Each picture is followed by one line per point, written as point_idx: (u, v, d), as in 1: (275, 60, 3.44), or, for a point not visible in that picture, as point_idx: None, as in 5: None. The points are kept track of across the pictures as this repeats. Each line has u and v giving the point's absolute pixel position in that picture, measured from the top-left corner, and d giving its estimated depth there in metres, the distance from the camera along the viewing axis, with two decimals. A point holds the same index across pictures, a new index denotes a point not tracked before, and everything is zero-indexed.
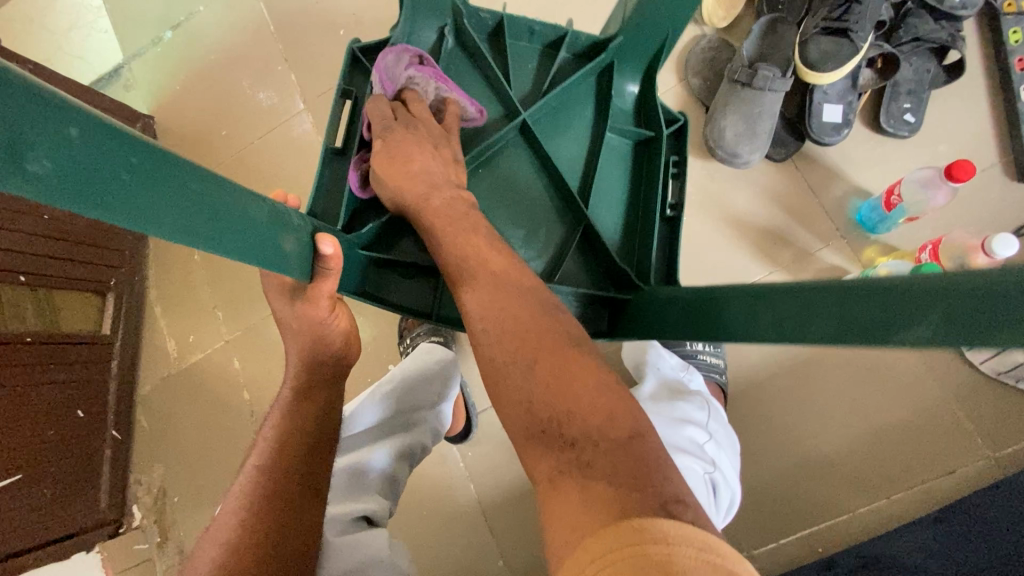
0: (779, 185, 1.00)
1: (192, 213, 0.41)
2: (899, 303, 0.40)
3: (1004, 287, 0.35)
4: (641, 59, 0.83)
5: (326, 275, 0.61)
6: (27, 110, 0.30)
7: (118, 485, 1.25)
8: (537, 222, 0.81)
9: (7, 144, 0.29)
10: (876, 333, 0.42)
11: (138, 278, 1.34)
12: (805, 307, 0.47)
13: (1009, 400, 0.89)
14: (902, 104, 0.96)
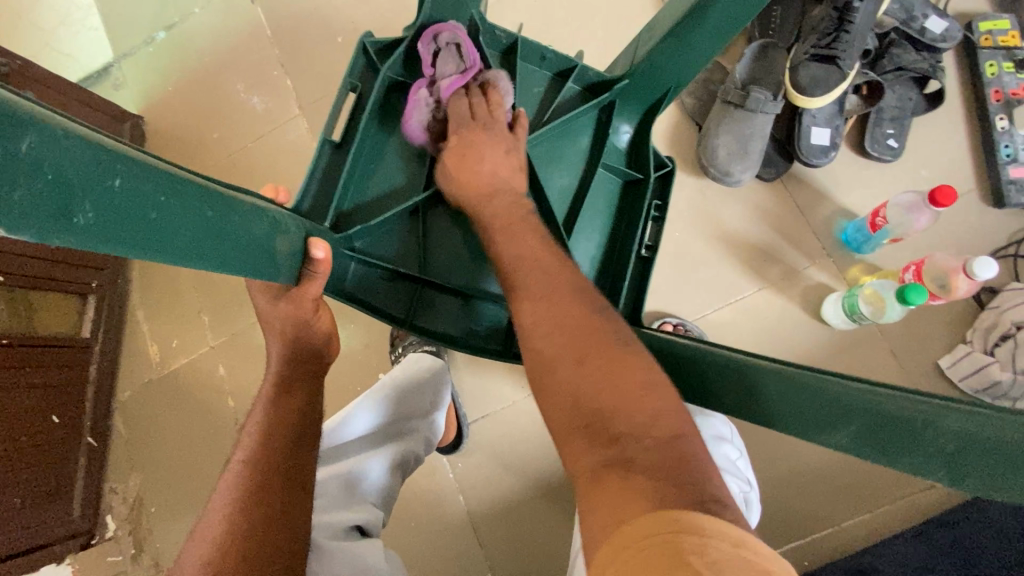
0: (768, 203, 1.03)
1: (204, 240, 0.42)
2: (903, 428, 0.39)
3: (921, 422, 0.38)
4: (644, 100, 0.82)
5: (314, 279, 0.60)
6: (77, 166, 0.31)
7: (92, 495, 1.21)
8: None
9: (56, 201, 0.30)
10: (803, 426, 0.44)
11: (121, 281, 1.31)
12: (792, 401, 0.45)
13: None
14: (886, 130, 1.00)
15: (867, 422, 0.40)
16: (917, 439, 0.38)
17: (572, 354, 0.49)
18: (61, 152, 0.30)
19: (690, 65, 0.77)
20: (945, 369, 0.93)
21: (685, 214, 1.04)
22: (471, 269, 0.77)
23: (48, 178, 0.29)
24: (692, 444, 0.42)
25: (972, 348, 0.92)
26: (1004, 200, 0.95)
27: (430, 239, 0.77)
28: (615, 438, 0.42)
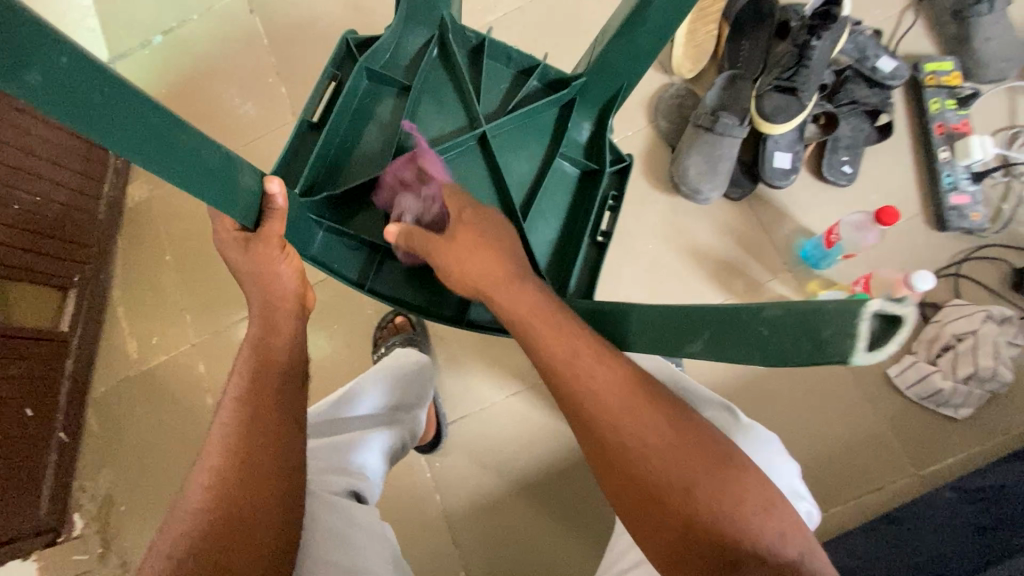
0: (734, 220, 1.11)
1: (151, 143, 0.47)
2: (729, 329, 0.46)
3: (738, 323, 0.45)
4: (598, 102, 0.89)
5: (274, 214, 0.64)
6: (28, 35, 0.36)
7: (61, 492, 1.19)
8: None
9: (11, 60, 0.36)
10: (667, 350, 0.53)
11: (103, 276, 1.31)
12: (660, 330, 0.53)
13: (933, 424, 0.99)
14: (841, 157, 1.09)
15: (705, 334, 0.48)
16: (741, 334, 0.46)
17: (679, 479, 0.53)
18: (18, 22, 0.35)
19: (635, 68, 0.82)
20: (894, 378, 1.00)
21: (658, 228, 1.11)
22: None
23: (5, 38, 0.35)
24: (809, 561, 0.52)
25: (917, 358, 0.99)
26: (946, 224, 1.04)
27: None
28: (733, 562, 0.50)
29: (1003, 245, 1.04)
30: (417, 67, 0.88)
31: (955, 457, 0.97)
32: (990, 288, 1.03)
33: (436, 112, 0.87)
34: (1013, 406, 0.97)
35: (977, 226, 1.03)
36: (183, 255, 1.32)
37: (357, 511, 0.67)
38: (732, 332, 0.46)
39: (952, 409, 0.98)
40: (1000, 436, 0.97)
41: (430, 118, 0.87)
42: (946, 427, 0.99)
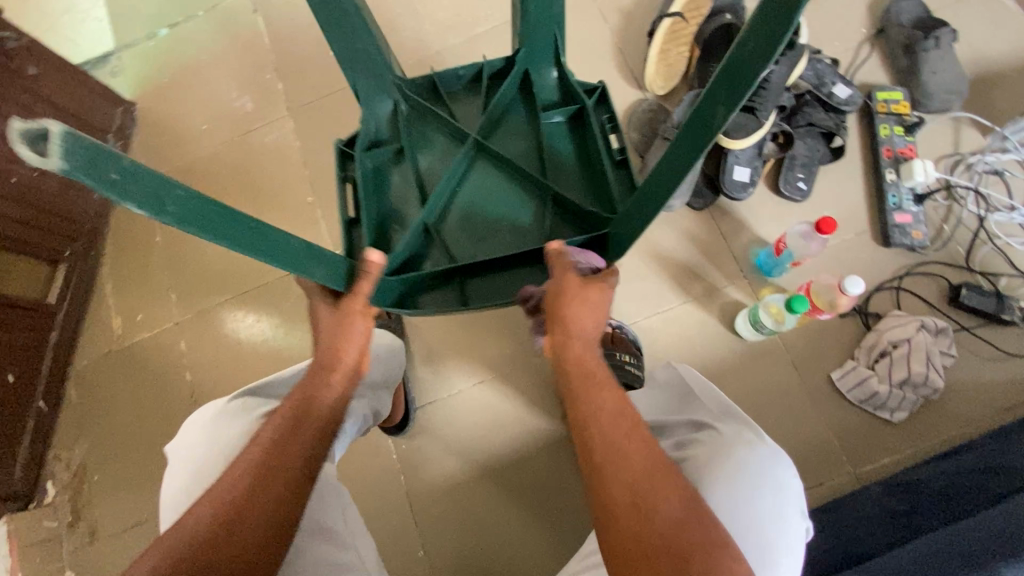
0: (696, 228, 1.18)
1: (253, 239, 0.57)
2: (735, 75, 0.49)
3: (736, 62, 0.48)
4: (548, 54, 0.96)
5: (367, 276, 0.73)
6: (162, 183, 0.47)
7: (36, 459, 1.23)
8: (516, 208, 0.96)
9: (156, 200, 0.47)
10: (703, 139, 0.56)
11: (93, 253, 1.36)
12: (695, 128, 0.57)
13: (870, 425, 1.05)
14: (797, 174, 1.16)
15: (722, 93, 0.51)
16: (739, 71, 0.48)
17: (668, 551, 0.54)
18: (150, 177, 0.46)
19: (555, 18, 0.90)
20: (836, 380, 1.07)
21: None
22: (496, 239, 0.94)
23: (155, 186, 0.46)
24: None
25: (857, 363, 1.06)
26: (890, 239, 1.11)
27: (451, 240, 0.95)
28: None
29: (943, 262, 1.12)
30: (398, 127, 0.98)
31: (889, 458, 1.03)
32: (929, 302, 1.10)
33: (436, 151, 0.98)
34: (945, 413, 1.04)
35: (919, 243, 1.11)
36: (172, 238, 1.38)
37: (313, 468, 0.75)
38: (737, 75, 0.49)
39: (887, 413, 1.04)
40: (932, 440, 1.03)
41: (434, 159, 0.98)
42: (882, 430, 1.05)
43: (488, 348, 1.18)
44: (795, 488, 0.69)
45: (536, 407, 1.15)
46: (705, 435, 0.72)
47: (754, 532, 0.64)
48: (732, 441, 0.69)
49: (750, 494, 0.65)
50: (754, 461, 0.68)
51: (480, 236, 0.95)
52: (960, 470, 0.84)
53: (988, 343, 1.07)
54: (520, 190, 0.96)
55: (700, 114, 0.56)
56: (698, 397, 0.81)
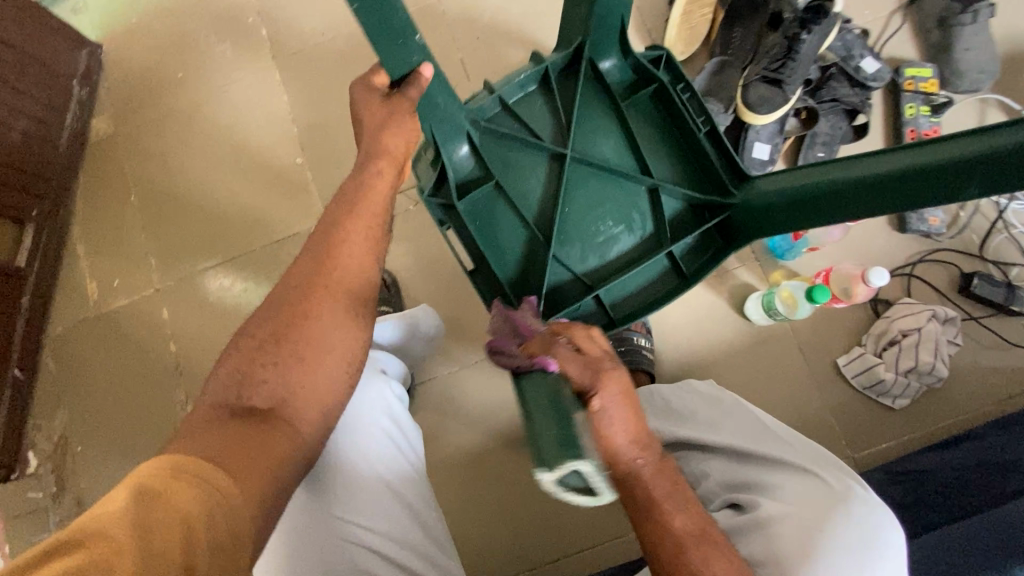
0: None
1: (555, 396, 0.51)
2: (1009, 156, 0.56)
3: (1023, 146, 0.55)
4: (612, 35, 0.85)
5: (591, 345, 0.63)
6: (555, 422, 0.47)
7: (14, 428, 1.17)
8: (629, 210, 0.88)
9: (552, 424, 0.47)
10: (942, 197, 0.63)
11: (63, 212, 1.26)
12: (927, 176, 0.62)
13: (872, 411, 1.06)
14: (817, 153, 1.12)
15: (985, 167, 0.58)
16: (1020, 160, 0.56)
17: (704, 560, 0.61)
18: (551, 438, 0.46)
19: None
20: (841, 366, 1.06)
21: None
22: (616, 248, 0.89)
23: (552, 428, 0.47)
24: None
25: (865, 350, 1.05)
26: (906, 225, 1.09)
27: (574, 259, 0.88)
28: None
29: (956, 250, 1.10)
30: (482, 156, 0.85)
31: (887, 443, 1.04)
32: (939, 290, 1.09)
33: (523, 167, 0.87)
34: (945, 400, 1.05)
35: (935, 231, 1.09)
36: (149, 198, 1.28)
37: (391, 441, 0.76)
38: (1016, 156, 0.56)
39: (890, 399, 1.04)
40: (930, 426, 1.04)
41: (525, 177, 0.87)
42: (883, 416, 1.05)
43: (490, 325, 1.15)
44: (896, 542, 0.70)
45: None
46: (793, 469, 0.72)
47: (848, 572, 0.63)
48: (835, 483, 0.69)
49: (842, 532, 0.65)
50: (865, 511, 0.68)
51: (599, 249, 0.88)
52: (963, 463, 0.85)
53: (993, 333, 1.07)
54: (624, 195, 0.88)
55: (931, 165, 0.61)
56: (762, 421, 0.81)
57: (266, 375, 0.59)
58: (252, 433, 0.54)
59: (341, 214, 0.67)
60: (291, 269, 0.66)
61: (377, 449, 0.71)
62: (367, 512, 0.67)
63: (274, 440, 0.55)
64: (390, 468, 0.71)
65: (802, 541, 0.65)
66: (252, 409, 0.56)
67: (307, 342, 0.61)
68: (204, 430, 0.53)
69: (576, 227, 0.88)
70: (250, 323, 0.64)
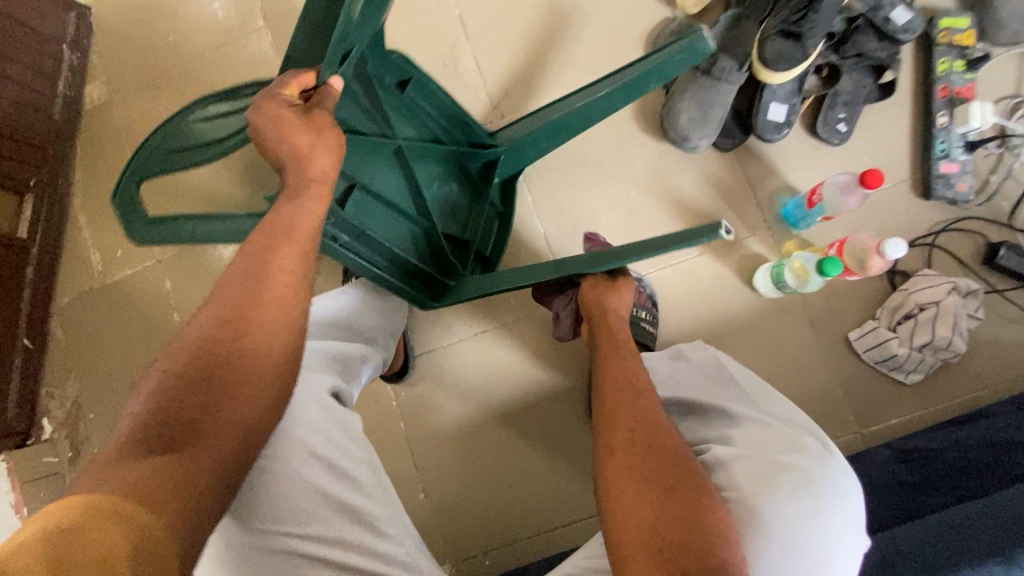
0: (721, 173, 1.08)
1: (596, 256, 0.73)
2: (656, 75, 0.77)
3: (668, 61, 0.75)
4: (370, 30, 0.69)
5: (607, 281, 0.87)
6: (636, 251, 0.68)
7: (28, 395, 1.19)
8: (457, 175, 0.94)
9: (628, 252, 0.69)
10: (622, 96, 0.81)
11: (62, 182, 1.25)
12: (633, 88, 0.80)
13: (883, 385, 1.02)
14: (838, 114, 1.05)
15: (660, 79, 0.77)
16: (675, 66, 0.75)
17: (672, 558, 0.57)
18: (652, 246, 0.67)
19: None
20: (852, 340, 1.02)
21: (640, 175, 1.09)
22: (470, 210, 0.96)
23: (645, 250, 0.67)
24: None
25: (879, 323, 1.01)
26: (931, 191, 1.02)
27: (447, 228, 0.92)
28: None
29: (983, 218, 1.04)
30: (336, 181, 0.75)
31: (898, 419, 1.01)
32: (962, 261, 1.03)
33: (374, 170, 0.81)
34: (960, 375, 1.01)
35: (962, 197, 1.02)
36: None
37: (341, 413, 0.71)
38: (663, 70, 0.76)
39: (902, 374, 1.01)
40: (944, 401, 1.01)
41: (381, 180, 0.82)
42: (895, 391, 1.02)
43: (490, 296, 1.13)
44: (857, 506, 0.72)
45: (540, 357, 1.11)
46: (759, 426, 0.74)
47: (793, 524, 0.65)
48: (794, 438, 0.72)
49: (793, 484, 0.67)
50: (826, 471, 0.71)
51: (462, 216, 0.95)
52: (975, 442, 0.82)
53: (1017, 306, 1.01)
54: (443, 167, 0.92)
55: (630, 86, 0.80)
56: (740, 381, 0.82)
57: (191, 409, 0.50)
58: (175, 468, 0.47)
59: (275, 241, 0.60)
60: (222, 287, 0.58)
61: (314, 456, 0.65)
62: (311, 521, 0.62)
63: (201, 470, 0.48)
64: (332, 473, 0.65)
65: (764, 487, 0.66)
66: (171, 441, 0.48)
67: (237, 377, 0.53)
68: (124, 460, 0.46)
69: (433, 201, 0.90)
70: (173, 347, 0.54)
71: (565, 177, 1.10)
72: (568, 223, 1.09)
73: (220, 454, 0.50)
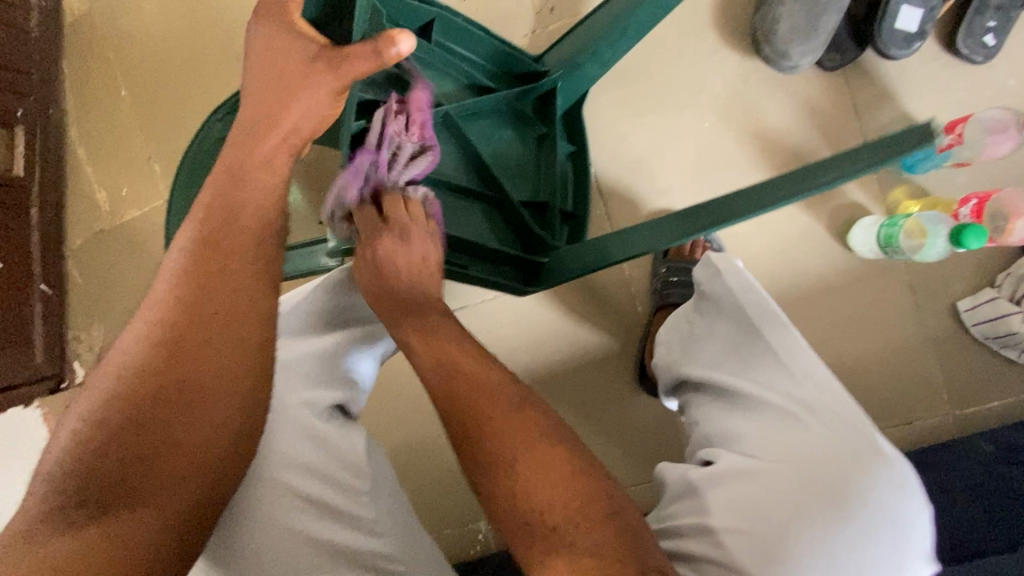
0: (820, 99, 0.87)
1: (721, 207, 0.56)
2: None
3: None
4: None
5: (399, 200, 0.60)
6: (772, 192, 0.54)
7: (54, 339, 1.11)
8: (514, 130, 0.79)
9: (763, 193, 0.54)
10: None
11: (53, 111, 1.12)
12: None
13: (991, 363, 0.87)
14: (987, 21, 0.82)
15: None
16: None
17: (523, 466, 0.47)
18: (807, 182, 0.52)
19: None
20: (962, 312, 0.86)
21: (719, 101, 0.89)
22: (544, 167, 0.80)
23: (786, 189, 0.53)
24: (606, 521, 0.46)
25: (998, 294, 0.83)
26: None
27: (520, 191, 0.77)
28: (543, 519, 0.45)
29: None
30: None
31: (1005, 400, 0.86)
32: None
33: None
34: None
35: None
36: (140, 92, 1.12)
37: (330, 433, 0.57)
38: None
39: (1016, 353, 0.84)
40: None
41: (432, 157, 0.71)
42: (1004, 369, 0.86)
43: None
44: (928, 544, 0.49)
45: None
46: (782, 426, 0.53)
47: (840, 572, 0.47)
48: (825, 441, 0.51)
49: (820, 516, 0.48)
50: (861, 502, 0.48)
51: (534, 177, 0.79)
52: None
53: None
54: (494, 118, 0.76)
55: None
56: (768, 346, 0.57)
57: (120, 466, 0.42)
58: (108, 543, 0.40)
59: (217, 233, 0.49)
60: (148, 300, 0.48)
61: (298, 490, 0.53)
62: (303, 571, 0.51)
63: (139, 540, 0.41)
64: (324, 506, 0.53)
65: (763, 509, 0.49)
66: (100, 506, 0.41)
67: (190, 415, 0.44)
68: (42, 528, 0.40)
69: (496, 162, 0.75)
70: (95, 380, 0.45)
71: (627, 105, 0.90)
72: (628, 163, 0.90)
73: (161, 519, 0.42)
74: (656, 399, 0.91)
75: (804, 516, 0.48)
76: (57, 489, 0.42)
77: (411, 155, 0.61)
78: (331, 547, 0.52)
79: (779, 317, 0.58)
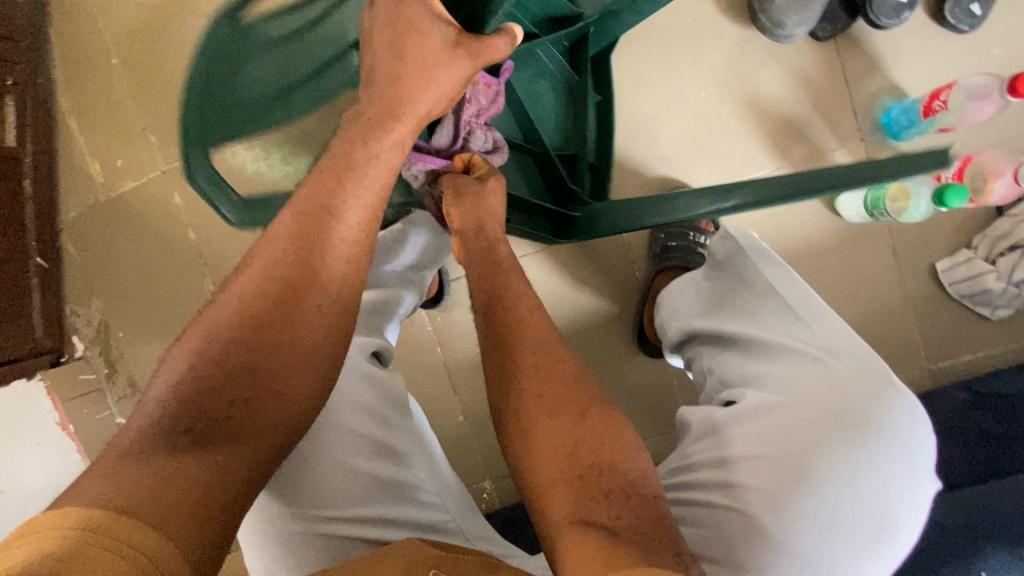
0: (813, 68, 0.90)
1: None
2: None
3: None
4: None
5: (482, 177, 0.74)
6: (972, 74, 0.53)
7: (52, 314, 1.08)
8: (546, 79, 0.85)
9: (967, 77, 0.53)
10: None
11: (42, 82, 1.10)
12: None
13: (964, 320, 0.92)
14: None
15: None
16: None
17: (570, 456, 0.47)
18: None
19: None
20: (940, 272, 0.92)
21: (717, 70, 0.91)
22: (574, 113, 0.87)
23: None
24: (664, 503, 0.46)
25: (974, 255, 0.89)
26: None
27: (556, 138, 0.87)
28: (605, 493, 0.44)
29: None
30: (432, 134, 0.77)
31: (976, 354, 0.92)
32: None
33: None
34: None
35: None
36: (133, 61, 1.10)
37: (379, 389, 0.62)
38: None
39: (988, 310, 0.91)
40: None
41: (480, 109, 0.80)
42: (975, 325, 0.92)
43: None
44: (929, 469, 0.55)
45: None
46: (797, 363, 0.58)
47: (855, 487, 0.52)
48: (838, 376, 0.56)
49: (834, 441, 0.53)
50: (874, 431, 0.53)
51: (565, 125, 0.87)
52: None
53: None
54: (531, 66, 0.84)
55: None
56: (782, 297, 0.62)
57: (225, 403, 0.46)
58: (209, 463, 0.43)
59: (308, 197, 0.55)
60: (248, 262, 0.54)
61: (353, 434, 0.58)
62: (358, 503, 0.56)
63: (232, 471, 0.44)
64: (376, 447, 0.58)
65: (785, 436, 0.54)
66: (201, 433, 0.44)
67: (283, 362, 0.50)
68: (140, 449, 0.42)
69: (535, 111, 0.84)
70: (203, 319, 0.50)
71: (628, 72, 0.92)
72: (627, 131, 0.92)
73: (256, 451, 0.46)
74: (654, 360, 0.95)
75: (822, 441, 0.53)
76: (160, 417, 0.45)
77: (483, 147, 0.78)
78: (383, 482, 0.57)
79: (786, 273, 0.63)
